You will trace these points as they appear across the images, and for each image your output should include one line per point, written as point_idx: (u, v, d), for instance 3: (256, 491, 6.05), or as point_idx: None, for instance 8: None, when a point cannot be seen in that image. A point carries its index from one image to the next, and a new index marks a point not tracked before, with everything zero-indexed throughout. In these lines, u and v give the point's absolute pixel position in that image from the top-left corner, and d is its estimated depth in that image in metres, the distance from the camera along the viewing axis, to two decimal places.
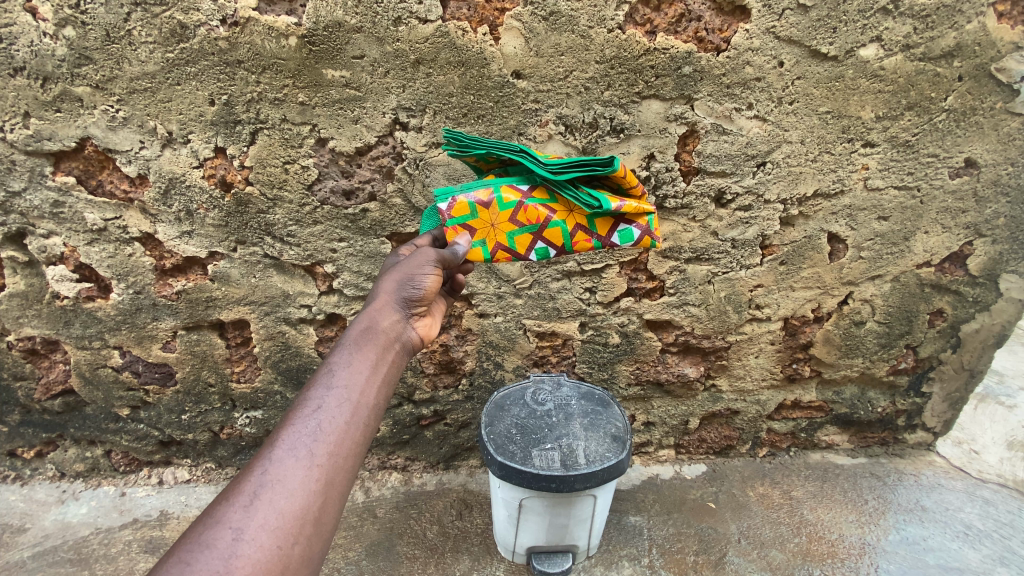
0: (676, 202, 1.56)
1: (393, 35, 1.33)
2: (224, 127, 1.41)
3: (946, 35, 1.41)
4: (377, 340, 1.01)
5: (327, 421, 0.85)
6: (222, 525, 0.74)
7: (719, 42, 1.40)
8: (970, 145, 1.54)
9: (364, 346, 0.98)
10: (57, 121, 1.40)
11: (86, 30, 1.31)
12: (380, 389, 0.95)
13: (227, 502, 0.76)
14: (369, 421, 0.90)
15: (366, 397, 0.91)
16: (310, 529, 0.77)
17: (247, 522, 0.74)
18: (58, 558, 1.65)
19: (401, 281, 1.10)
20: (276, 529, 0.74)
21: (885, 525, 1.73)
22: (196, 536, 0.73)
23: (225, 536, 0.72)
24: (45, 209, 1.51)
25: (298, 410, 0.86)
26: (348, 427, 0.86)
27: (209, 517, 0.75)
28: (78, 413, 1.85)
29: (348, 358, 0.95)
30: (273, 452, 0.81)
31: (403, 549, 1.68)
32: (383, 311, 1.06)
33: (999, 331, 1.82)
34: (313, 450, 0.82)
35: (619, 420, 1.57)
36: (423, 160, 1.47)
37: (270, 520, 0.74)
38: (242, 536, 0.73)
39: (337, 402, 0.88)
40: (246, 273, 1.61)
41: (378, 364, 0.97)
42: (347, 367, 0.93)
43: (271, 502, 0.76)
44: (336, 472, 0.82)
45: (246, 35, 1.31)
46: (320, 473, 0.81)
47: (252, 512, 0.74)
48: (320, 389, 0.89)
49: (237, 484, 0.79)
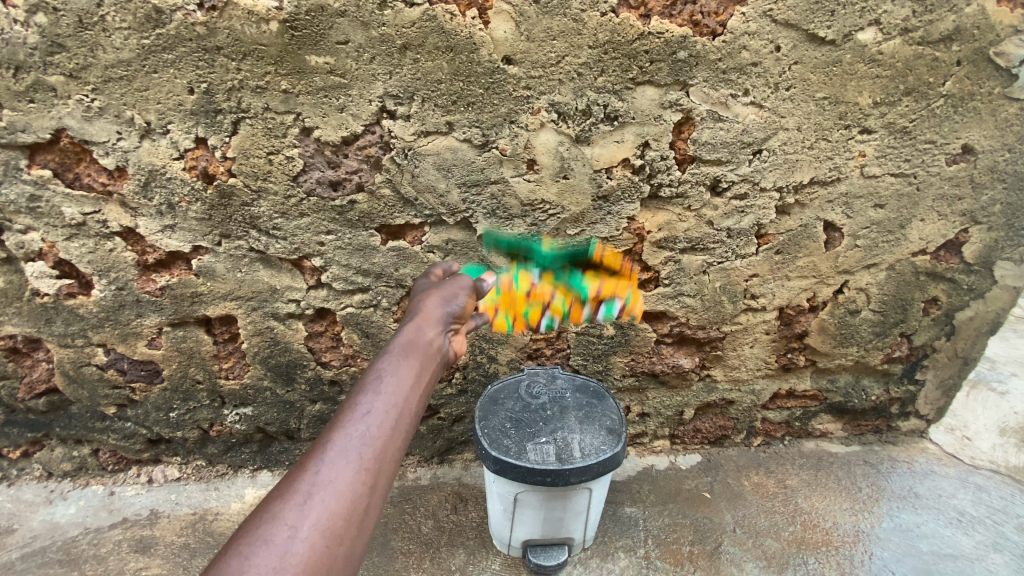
0: (670, 191, 1.53)
1: (378, 20, 1.28)
2: (203, 116, 1.36)
3: (945, 19, 1.38)
4: (424, 346, 1.01)
5: (378, 423, 0.83)
6: (276, 522, 0.71)
7: (715, 26, 1.36)
8: (968, 131, 1.52)
9: (412, 352, 0.98)
10: (31, 112, 1.35)
11: (59, 17, 1.26)
12: (426, 396, 0.94)
13: (280, 500, 0.73)
14: (415, 425, 0.89)
15: (413, 402, 0.90)
16: (357, 533, 0.75)
17: (302, 520, 0.71)
18: (46, 559, 1.62)
19: (439, 298, 1.15)
20: (327, 529, 0.72)
21: (879, 512, 1.73)
22: (249, 532, 0.70)
23: (280, 533, 0.70)
24: (21, 204, 1.46)
25: (348, 410, 0.84)
26: (397, 430, 0.85)
27: (262, 512, 0.73)
28: (63, 412, 1.81)
29: (397, 361, 0.95)
30: (326, 449, 0.78)
31: (398, 544, 1.66)
32: (429, 320, 1.08)
33: (993, 318, 1.82)
34: (365, 451, 0.79)
35: (614, 413, 1.55)
36: (411, 149, 1.43)
37: (322, 521, 0.72)
38: (295, 534, 0.70)
39: (388, 404, 0.86)
40: (232, 268, 1.57)
41: (423, 371, 0.97)
42: (396, 371, 0.92)
43: (325, 502, 0.74)
44: (385, 475, 0.80)
45: (225, 20, 1.26)
46: (370, 475, 0.78)
47: (306, 511, 0.72)
48: (371, 390, 0.88)
49: (286, 481, 0.76)
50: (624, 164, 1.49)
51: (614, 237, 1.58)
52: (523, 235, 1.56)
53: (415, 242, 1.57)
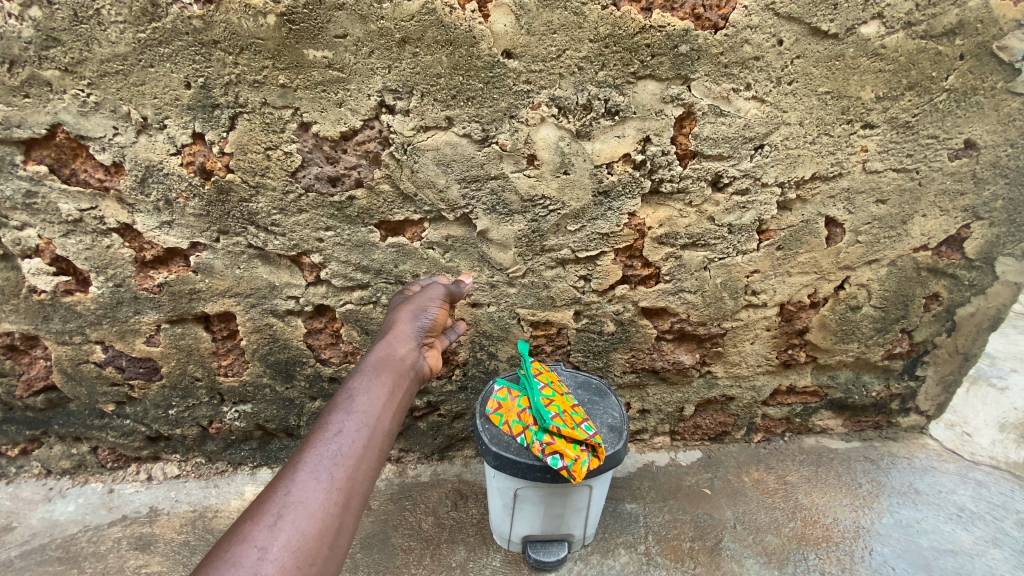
0: (671, 186, 1.52)
1: (376, 13, 1.27)
2: (201, 111, 1.35)
3: (948, 12, 1.37)
4: (393, 366, 1.15)
5: (347, 444, 0.94)
6: (248, 544, 0.78)
7: (717, 20, 1.34)
8: (970, 126, 1.51)
9: (383, 372, 1.12)
10: (26, 107, 1.34)
11: (53, 10, 1.24)
12: (394, 416, 1.05)
13: (252, 522, 0.81)
14: (384, 444, 0.99)
15: (381, 422, 1.01)
16: (327, 551, 0.83)
17: (272, 541, 0.79)
18: (45, 556, 1.62)
19: (412, 313, 1.29)
20: (297, 549, 0.79)
21: (879, 508, 1.73)
22: (222, 555, 0.78)
23: (250, 554, 0.77)
24: (18, 200, 1.45)
25: (320, 434, 0.95)
26: (366, 451, 0.95)
27: (235, 535, 0.80)
28: (62, 409, 1.80)
29: (367, 384, 1.07)
30: (297, 473, 0.88)
31: (398, 541, 1.65)
32: (399, 340, 1.22)
33: (995, 314, 1.81)
34: (334, 472, 0.89)
35: (615, 411, 1.55)
36: (411, 145, 1.42)
37: (292, 541, 0.80)
38: (266, 555, 0.77)
39: (357, 426, 0.97)
40: (230, 265, 1.56)
41: (393, 393, 1.08)
42: (366, 394, 1.04)
43: (294, 523, 0.82)
44: (353, 494, 0.89)
45: (221, 13, 1.25)
46: (339, 494, 0.88)
47: (277, 532, 0.80)
48: (341, 413, 0.99)
49: (259, 506, 0.84)
50: (624, 159, 1.48)
51: (615, 233, 1.58)
52: (523, 231, 1.55)
53: (415, 238, 1.56)
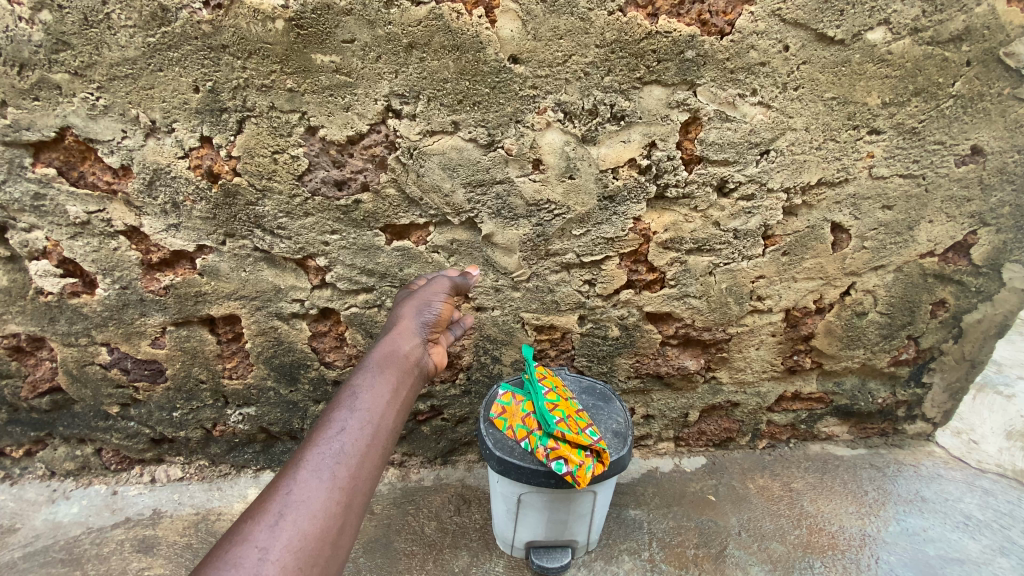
0: (676, 192, 1.52)
1: (383, 18, 1.27)
2: (209, 115, 1.36)
3: (954, 19, 1.37)
4: (396, 363, 1.15)
5: (350, 443, 0.93)
6: (248, 544, 0.78)
7: (723, 25, 1.35)
8: (977, 132, 1.51)
9: (387, 369, 1.12)
10: (35, 110, 1.35)
11: (64, 14, 1.25)
12: (397, 414, 1.05)
13: (252, 522, 0.81)
14: (387, 442, 0.99)
15: (384, 420, 1.01)
16: (328, 551, 0.82)
17: (272, 542, 0.79)
18: (47, 558, 1.62)
19: (417, 309, 1.30)
20: (299, 549, 0.79)
21: (885, 516, 1.72)
22: (223, 554, 0.77)
23: (250, 554, 0.76)
24: (26, 202, 1.46)
25: (323, 431, 0.94)
26: (368, 449, 0.94)
27: (235, 535, 0.80)
28: (67, 411, 1.81)
29: (371, 381, 1.07)
30: (299, 472, 0.87)
31: (401, 546, 1.64)
32: (402, 336, 1.22)
33: (1001, 321, 1.80)
34: (336, 472, 0.89)
35: (620, 416, 1.54)
36: (416, 149, 1.42)
37: (293, 541, 0.79)
38: (266, 555, 0.77)
39: (360, 424, 0.97)
40: (236, 267, 1.56)
41: (397, 390, 1.08)
42: (370, 392, 1.04)
43: (295, 522, 0.81)
44: (355, 495, 0.89)
45: (230, 18, 1.26)
46: (340, 494, 0.87)
47: (277, 532, 0.79)
48: (344, 411, 0.98)
49: (261, 504, 0.84)
50: (630, 164, 1.48)
51: (620, 237, 1.58)
52: (528, 235, 1.55)
53: (420, 242, 1.57)
